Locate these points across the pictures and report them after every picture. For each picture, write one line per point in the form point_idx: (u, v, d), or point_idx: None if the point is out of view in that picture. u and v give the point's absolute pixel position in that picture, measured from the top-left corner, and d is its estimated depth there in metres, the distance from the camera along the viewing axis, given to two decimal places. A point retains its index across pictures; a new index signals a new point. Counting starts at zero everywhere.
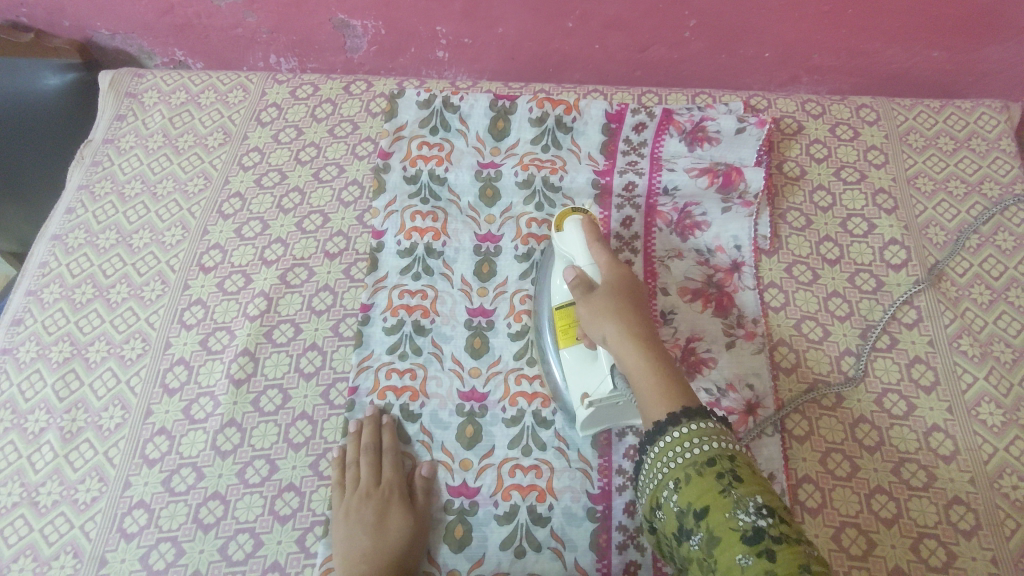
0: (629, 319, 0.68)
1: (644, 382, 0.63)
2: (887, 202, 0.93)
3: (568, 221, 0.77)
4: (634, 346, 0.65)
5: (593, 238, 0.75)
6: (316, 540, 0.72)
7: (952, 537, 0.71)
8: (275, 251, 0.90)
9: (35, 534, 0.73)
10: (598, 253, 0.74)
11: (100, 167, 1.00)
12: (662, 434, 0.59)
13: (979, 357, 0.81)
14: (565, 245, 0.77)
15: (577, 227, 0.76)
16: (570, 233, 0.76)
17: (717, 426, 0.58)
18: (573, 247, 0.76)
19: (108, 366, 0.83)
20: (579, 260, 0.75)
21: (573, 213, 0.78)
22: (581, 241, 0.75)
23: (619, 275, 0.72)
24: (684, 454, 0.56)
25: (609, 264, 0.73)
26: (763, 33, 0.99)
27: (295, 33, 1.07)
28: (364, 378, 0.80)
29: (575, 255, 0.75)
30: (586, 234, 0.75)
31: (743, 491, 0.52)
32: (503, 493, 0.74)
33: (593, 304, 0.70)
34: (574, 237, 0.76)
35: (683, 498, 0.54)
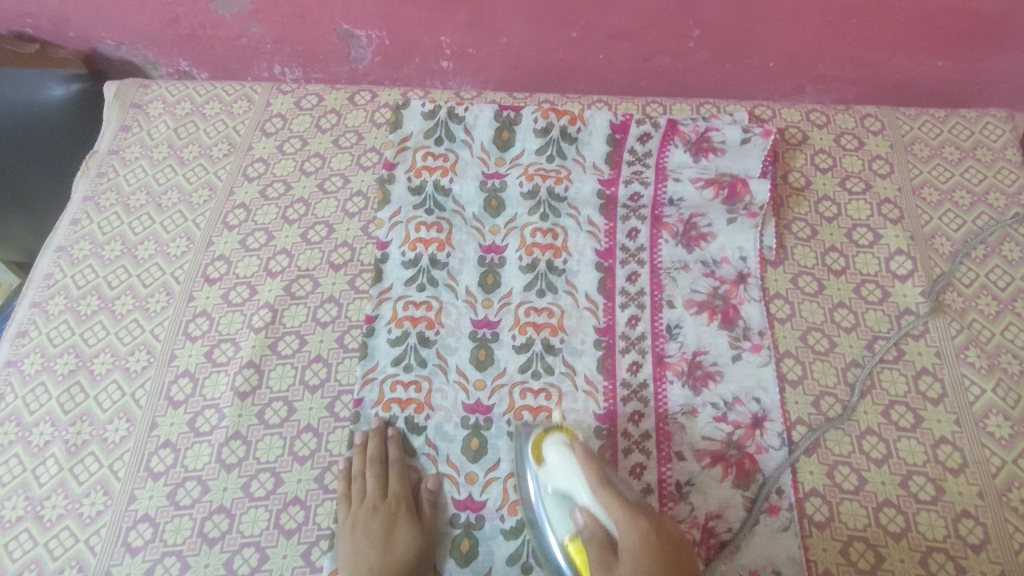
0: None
1: None
2: (892, 213, 0.93)
3: (552, 448, 0.70)
4: None
5: (592, 471, 0.66)
6: (321, 554, 0.72)
7: (961, 551, 0.70)
8: (280, 263, 0.90)
9: (40, 549, 0.73)
10: (602, 494, 0.64)
11: (105, 178, 1.00)
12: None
13: (987, 369, 0.80)
14: (558, 480, 0.68)
15: (564, 461, 0.68)
16: (559, 463, 0.69)
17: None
18: (570, 483, 0.67)
19: (113, 378, 0.83)
20: (584, 500, 0.66)
21: (553, 440, 0.71)
22: (575, 474, 0.67)
23: (636, 524, 0.60)
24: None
25: (621, 507, 0.62)
26: (767, 43, 0.99)
27: (300, 43, 1.08)
28: (369, 390, 0.80)
29: (576, 491, 0.67)
30: (579, 463, 0.67)
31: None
32: (510, 507, 0.74)
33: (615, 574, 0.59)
34: (568, 470, 0.68)
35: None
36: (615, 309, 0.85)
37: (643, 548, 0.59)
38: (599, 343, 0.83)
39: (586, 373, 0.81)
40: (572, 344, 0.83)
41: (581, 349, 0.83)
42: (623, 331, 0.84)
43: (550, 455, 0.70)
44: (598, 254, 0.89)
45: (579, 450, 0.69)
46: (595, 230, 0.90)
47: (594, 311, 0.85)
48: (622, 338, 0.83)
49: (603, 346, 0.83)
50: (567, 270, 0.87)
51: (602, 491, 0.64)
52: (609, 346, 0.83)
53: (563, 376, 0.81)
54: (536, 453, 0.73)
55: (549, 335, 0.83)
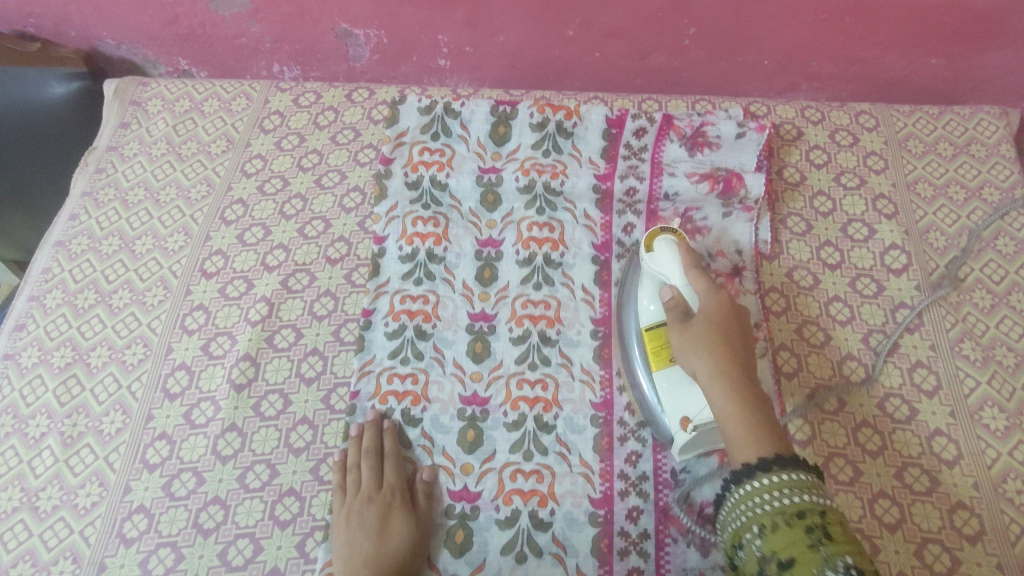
0: (718, 355, 0.65)
1: (734, 428, 0.61)
2: (886, 208, 0.93)
3: (659, 239, 0.75)
4: (725, 384, 0.64)
5: (691, 261, 0.72)
6: (316, 545, 0.72)
7: (957, 542, 0.70)
8: (277, 257, 0.90)
9: (34, 539, 0.72)
10: (696, 279, 0.71)
11: (104, 174, 1.00)
12: (751, 478, 0.57)
13: (981, 362, 0.81)
14: (657, 264, 0.74)
15: (668, 247, 0.74)
16: (664, 253, 0.74)
17: (810, 477, 0.56)
18: (667, 268, 0.73)
19: (110, 370, 0.83)
20: (675, 282, 0.72)
21: (664, 235, 0.75)
22: (677, 263, 0.73)
23: (717, 303, 0.69)
24: (763, 504, 0.55)
25: (706, 292, 0.70)
26: (761, 41, 1.00)
27: (299, 41, 1.09)
28: (365, 382, 0.80)
29: (670, 275, 0.73)
30: (681, 256, 0.73)
31: (832, 550, 0.50)
32: (505, 497, 0.74)
33: (686, 332, 0.68)
34: (668, 257, 0.73)
35: (769, 545, 0.53)
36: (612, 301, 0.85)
37: (716, 319, 0.68)
38: (595, 333, 0.83)
39: (582, 363, 0.82)
40: (568, 336, 0.83)
41: (577, 340, 0.83)
42: None
43: (655, 241, 0.75)
44: (594, 247, 0.89)
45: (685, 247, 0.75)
46: (591, 224, 0.90)
47: (590, 302, 0.85)
48: None
49: (600, 336, 0.83)
50: (564, 263, 0.88)
51: (695, 274, 0.71)
52: (606, 337, 0.83)
53: (560, 366, 0.81)
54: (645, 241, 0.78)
55: (546, 326, 0.84)
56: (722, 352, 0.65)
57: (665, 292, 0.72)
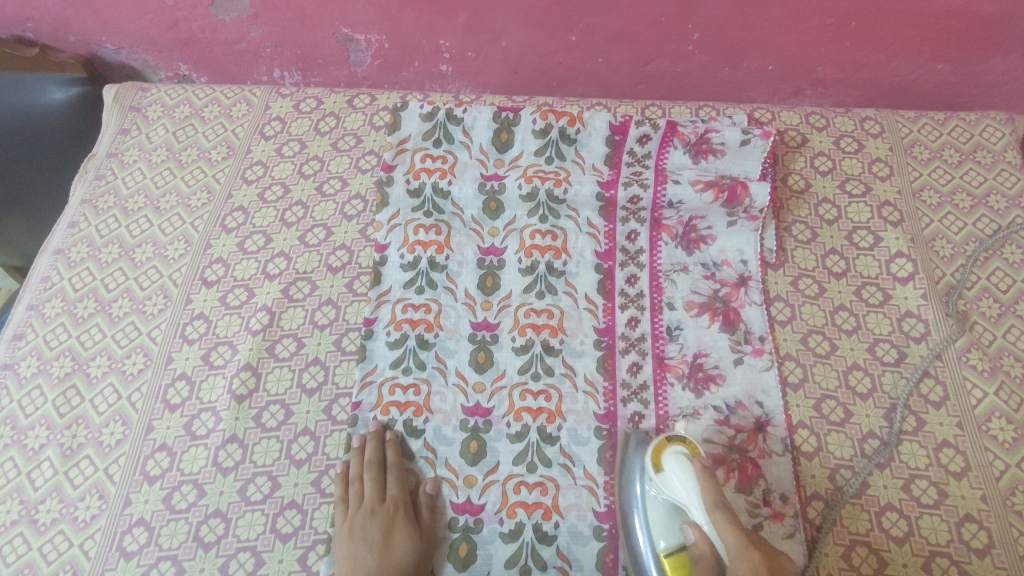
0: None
1: None
2: (892, 215, 0.92)
3: (669, 457, 0.69)
4: None
5: (710, 490, 0.64)
6: (318, 558, 0.71)
7: (964, 556, 0.70)
8: (278, 265, 0.90)
9: (34, 553, 0.72)
10: (720, 523, 0.61)
11: (103, 181, 1.00)
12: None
13: (989, 372, 0.80)
14: (671, 488, 0.67)
15: (683, 474, 0.67)
16: (676, 476, 0.67)
17: None
18: (687, 498, 0.66)
19: (109, 381, 0.82)
20: (697, 519, 0.64)
21: (674, 451, 0.69)
22: (692, 490, 0.65)
23: (752, 565, 0.58)
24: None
25: (737, 540, 0.60)
26: (766, 46, 0.99)
27: (299, 46, 1.08)
28: (367, 393, 0.79)
29: (690, 507, 0.65)
30: (697, 481, 0.65)
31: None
32: (508, 510, 0.73)
33: None
34: (682, 482, 0.66)
35: None
36: (615, 310, 0.85)
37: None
38: (599, 344, 0.83)
39: (586, 374, 0.81)
40: (572, 346, 0.83)
41: (581, 350, 0.82)
42: (623, 333, 0.83)
43: (666, 462, 0.69)
44: (597, 255, 0.88)
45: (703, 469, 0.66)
46: (594, 231, 0.90)
47: (594, 311, 0.85)
48: (622, 339, 0.83)
49: (603, 346, 0.83)
50: (567, 271, 0.87)
51: (719, 516, 0.62)
52: (610, 346, 0.82)
53: (563, 377, 0.81)
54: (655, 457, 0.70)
55: (549, 336, 0.83)
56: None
57: (688, 533, 0.64)
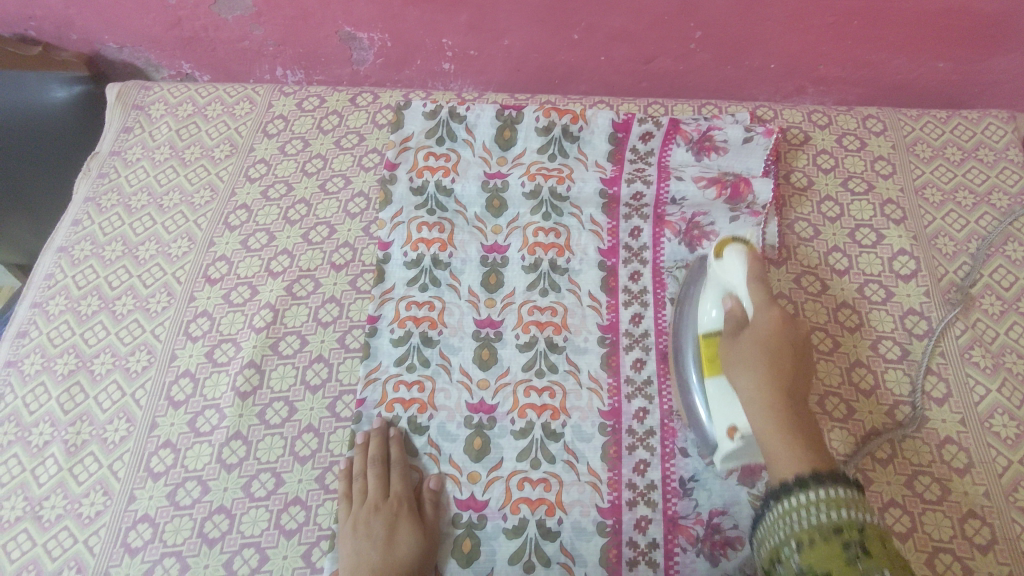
0: (762, 362, 0.62)
1: (775, 447, 0.58)
2: (895, 213, 0.92)
3: (730, 249, 0.72)
4: (768, 406, 0.60)
5: (756, 269, 0.69)
6: (322, 554, 0.71)
7: (968, 551, 0.70)
8: (281, 263, 0.90)
9: (38, 549, 0.72)
10: (755, 289, 0.68)
11: (107, 179, 1.00)
12: (789, 494, 0.55)
13: (992, 369, 0.80)
14: (723, 271, 0.72)
15: (735, 258, 0.71)
16: (729, 262, 0.71)
17: (851, 493, 0.53)
18: (734, 278, 0.71)
19: (113, 378, 0.82)
20: (738, 292, 0.70)
21: (734, 246, 0.72)
22: (742, 272, 0.70)
23: (771, 318, 0.64)
24: (799, 518, 0.53)
25: (764, 299, 0.67)
26: (768, 45, 0.99)
27: (302, 45, 1.08)
28: (371, 390, 0.80)
29: (736, 287, 0.71)
30: (749, 268, 0.70)
31: (870, 566, 0.48)
32: (512, 506, 0.74)
33: (736, 349, 0.65)
34: (733, 266, 0.71)
35: (805, 560, 0.51)
36: (619, 307, 0.85)
37: (771, 329, 0.64)
38: (602, 340, 0.83)
39: (589, 370, 0.81)
40: (576, 343, 0.83)
41: (585, 347, 0.82)
42: (627, 329, 0.83)
43: (724, 251, 0.73)
44: (601, 252, 0.88)
45: (755, 258, 0.71)
46: (597, 229, 0.90)
47: (597, 308, 0.85)
48: (626, 335, 0.83)
49: (607, 343, 0.83)
50: (570, 269, 0.87)
51: (757, 284, 0.68)
52: (613, 343, 0.83)
53: (567, 374, 0.81)
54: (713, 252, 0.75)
55: (553, 333, 0.83)
56: (769, 362, 0.62)
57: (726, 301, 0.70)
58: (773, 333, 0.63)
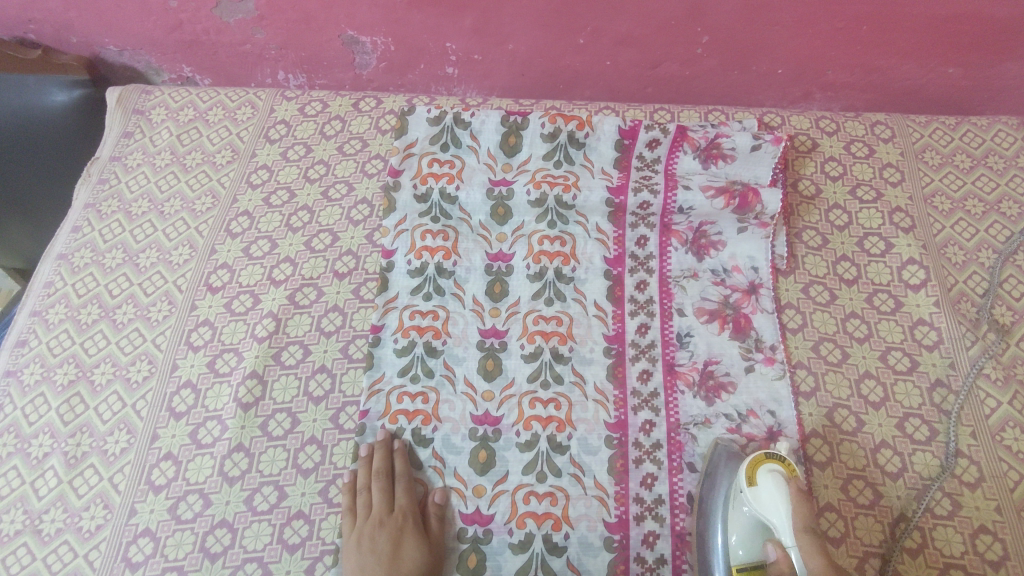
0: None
1: None
2: (904, 221, 0.91)
3: (763, 473, 0.67)
4: None
5: (803, 515, 0.63)
6: (325, 569, 0.70)
7: (979, 568, 0.69)
8: (283, 271, 0.89)
9: (38, 564, 0.71)
10: (804, 549, 0.62)
11: (107, 185, 0.99)
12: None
13: (1003, 381, 0.79)
14: (763, 507, 0.65)
15: (776, 488, 0.65)
16: (771, 497, 0.65)
17: None
18: (777, 520, 0.64)
19: (114, 389, 0.81)
20: (782, 539, 0.64)
21: (769, 468, 0.67)
22: (787, 514, 0.64)
23: None
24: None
25: (819, 564, 0.60)
26: (776, 50, 0.98)
27: (304, 49, 1.07)
28: (375, 401, 0.79)
29: (778, 529, 0.64)
30: (792, 504, 0.64)
31: None
32: (518, 521, 0.73)
33: None
34: (774, 502, 0.65)
35: None
36: (625, 318, 0.84)
37: None
38: (609, 351, 0.82)
39: (596, 382, 0.80)
40: (581, 353, 0.82)
41: (591, 358, 0.81)
42: (633, 340, 0.83)
43: (759, 475, 0.67)
44: (606, 261, 0.87)
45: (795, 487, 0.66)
46: (603, 238, 0.89)
47: (603, 319, 0.84)
48: (632, 346, 0.82)
49: (613, 354, 0.82)
50: (576, 278, 0.86)
51: (807, 544, 0.61)
52: (620, 354, 0.82)
53: (573, 385, 0.80)
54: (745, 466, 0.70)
55: (558, 344, 0.82)
56: None
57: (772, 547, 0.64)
58: None
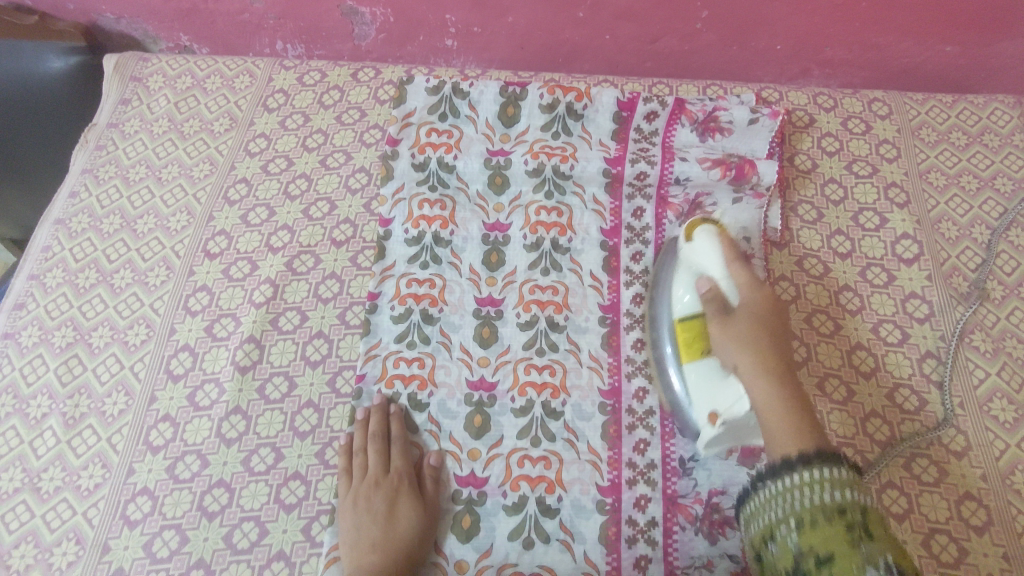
0: (755, 344, 0.66)
1: (775, 425, 0.62)
2: (898, 197, 0.92)
3: (701, 230, 0.74)
4: (770, 385, 0.64)
5: (730, 251, 0.71)
6: (321, 529, 0.71)
7: (964, 532, 0.70)
8: (281, 238, 0.89)
9: (37, 520, 0.72)
10: (737, 273, 0.70)
11: (104, 152, 0.98)
12: (791, 470, 0.57)
13: (991, 353, 0.80)
14: (697, 255, 0.73)
15: (709, 237, 0.73)
16: (700, 243, 0.73)
17: (849, 474, 0.56)
18: (705, 259, 0.72)
19: (112, 351, 0.82)
20: (713, 273, 0.71)
21: (703, 226, 0.74)
22: (714, 251, 0.71)
23: (759, 298, 0.69)
24: (803, 499, 0.55)
25: (748, 282, 0.70)
26: (776, 25, 0.98)
27: (303, 18, 1.06)
28: (371, 366, 0.79)
29: (708, 268, 0.72)
30: (720, 246, 0.72)
31: (875, 548, 0.50)
32: (512, 483, 0.74)
33: (726, 332, 0.68)
34: (706, 248, 0.72)
35: (806, 540, 0.53)
36: (620, 288, 0.85)
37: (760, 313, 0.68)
38: (603, 320, 0.83)
39: (590, 350, 0.81)
40: (576, 322, 0.82)
41: (585, 326, 0.82)
42: (627, 310, 0.83)
43: (694, 232, 0.74)
44: (603, 232, 0.88)
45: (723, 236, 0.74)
46: (600, 209, 0.89)
47: (599, 288, 0.84)
48: (627, 316, 0.83)
49: (608, 323, 0.82)
50: (572, 248, 0.87)
51: (735, 267, 0.70)
52: (614, 323, 0.82)
53: (568, 352, 0.81)
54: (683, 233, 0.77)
55: (554, 312, 0.83)
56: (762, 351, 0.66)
57: (703, 283, 0.71)
58: (760, 316, 0.68)
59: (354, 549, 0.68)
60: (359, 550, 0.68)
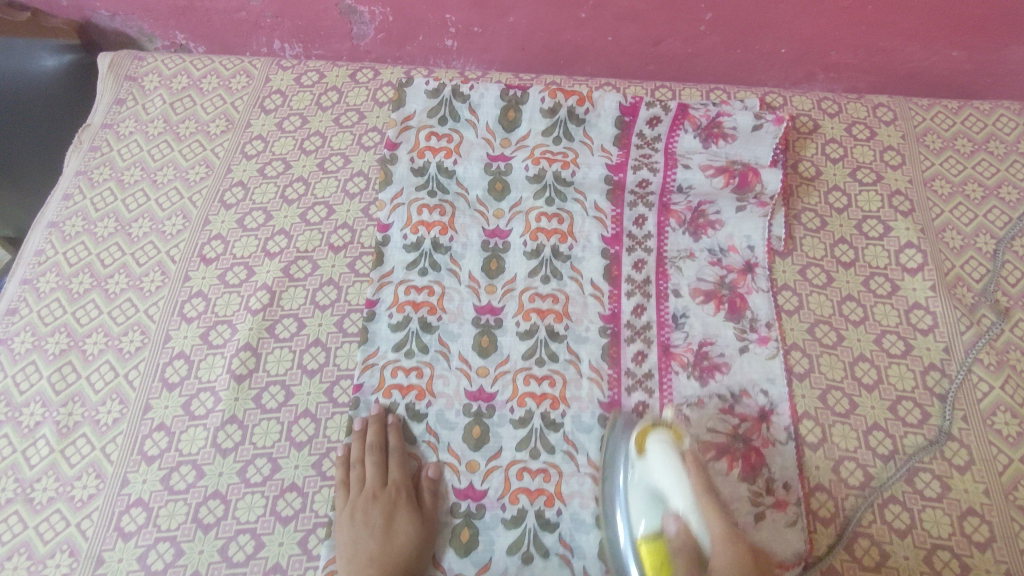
0: None
1: None
2: (903, 205, 0.91)
3: (655, 443, 0.69)
4: None
5: (695, 481, 0.66)
6: (318, 542, 0.71)
7: (966, 549, 0.70)
8: (278, 243, 0.88)
9: (30, 532, 0.71)
10: (708, 511, 0.64)
11: (98, 153, 0.97)
12: None
13: (995, 366, 0.80)
14: (658, 478, 0.68)
15: (670, 457, 0.68)
16: (660, 462, 0.68)
17: None
18: (669, 485, 0.67)
19: (106, 358, 0.81)
20: (679, 508, 0.66)
21: (659, 437, 0.70)
22: (678, 479, 0.66)
23: (740, 551, 0.61)
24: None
25: (722, 526, 0.63)
26: (781, 28, 0.97)
27: (301, 17, 1.05)
28: (368, 375, 0.78)
29: (672, 498, 0.66)
30: (686, 473, 0.67)
31: None
32: (511, 496, 0.73)
33: None
34: (669, 470, 0.67)
35: None
36: (621, 297, 0.84)
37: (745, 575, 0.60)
38: (604, 330, 0.82)
39: (590, 360, 0.80)
40: (577, 332, 0.81)
41: (586, 336, 0.81)
42: (628, 320, 0.82)
43: (651, 447, 0.69)
44: (604, 240, 0.87)
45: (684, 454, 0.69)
46: (601, 216, 0.88)
47: (599, 297, 0.83)
48: (628, 326, 0.82)
49: (608, 333, 0.81)
50: (572, 256, 0.86)
51: (704, 505, 0.65)
52: (615, 333, 0.81)
53: (568, 363, 0.80)
54: (636, 439, 0.71)
55: (554, 321, 0.82)
56: None
57: (673, 522, 0.66)
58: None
59: (350, 563, 0.68)
60: (356, 565, 0.68)
